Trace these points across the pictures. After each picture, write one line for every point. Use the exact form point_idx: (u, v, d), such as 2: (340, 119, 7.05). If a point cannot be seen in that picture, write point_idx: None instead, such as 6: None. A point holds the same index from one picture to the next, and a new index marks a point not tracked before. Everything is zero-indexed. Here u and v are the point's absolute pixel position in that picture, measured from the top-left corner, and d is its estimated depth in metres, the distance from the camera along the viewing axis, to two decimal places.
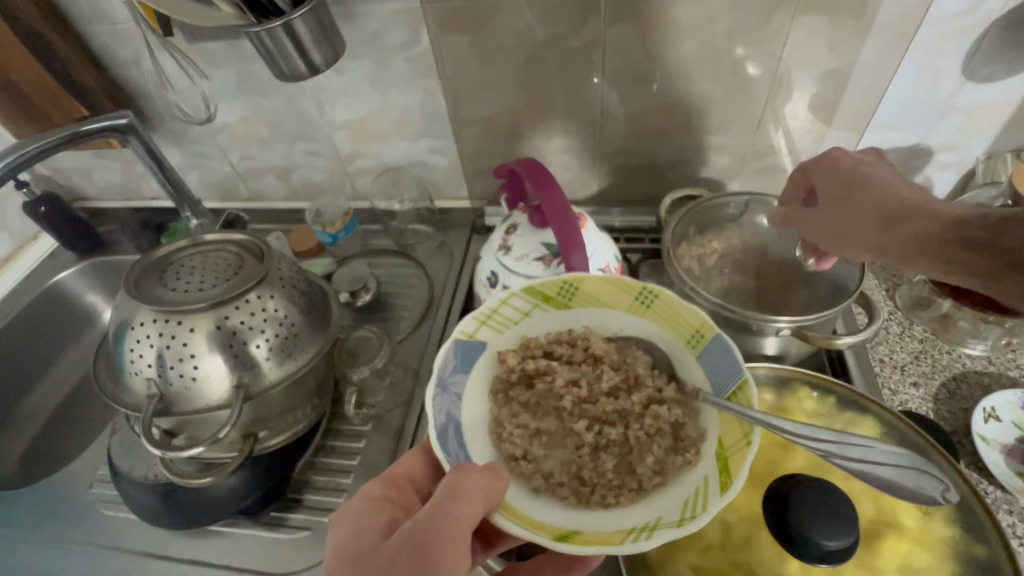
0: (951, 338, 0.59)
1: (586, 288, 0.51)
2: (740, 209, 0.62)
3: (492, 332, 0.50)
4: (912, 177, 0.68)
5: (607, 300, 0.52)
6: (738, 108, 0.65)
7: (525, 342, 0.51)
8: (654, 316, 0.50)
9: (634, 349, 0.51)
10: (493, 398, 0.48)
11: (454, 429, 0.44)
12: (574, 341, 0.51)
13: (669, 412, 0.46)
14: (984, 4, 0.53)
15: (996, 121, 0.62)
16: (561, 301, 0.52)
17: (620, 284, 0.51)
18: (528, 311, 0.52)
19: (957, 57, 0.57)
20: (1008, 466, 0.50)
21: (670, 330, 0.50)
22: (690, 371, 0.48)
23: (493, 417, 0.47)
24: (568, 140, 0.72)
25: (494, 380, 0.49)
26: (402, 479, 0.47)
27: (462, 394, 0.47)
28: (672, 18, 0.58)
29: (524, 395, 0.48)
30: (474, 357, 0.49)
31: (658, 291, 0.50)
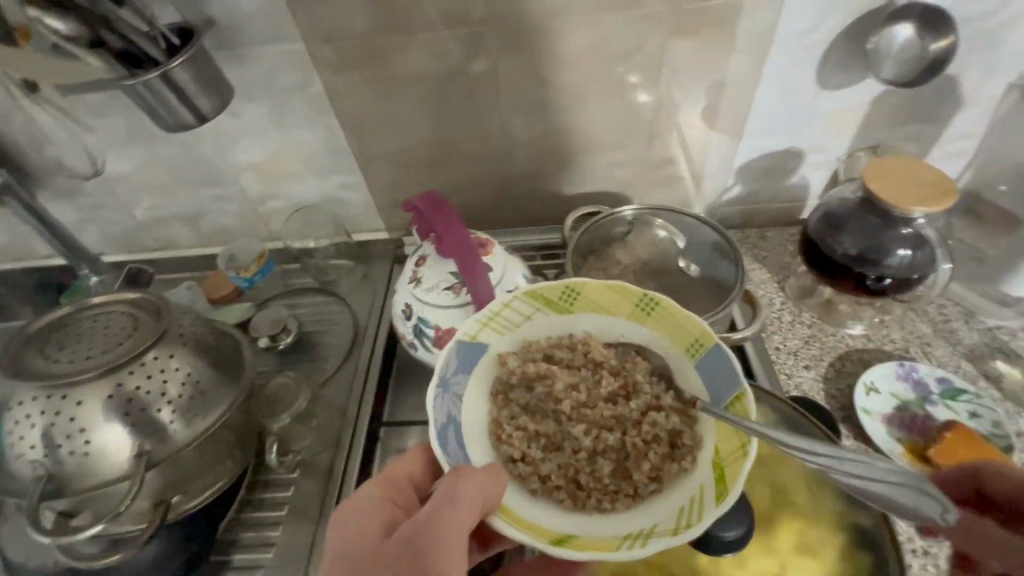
0: (835, 321, 0.65)
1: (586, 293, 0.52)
2: (630, 226, 0.66)
3: (492, 334, 0.51)
4: (791, 177, 0.75)
5: (608, 308, 0.52)
6: (629, 126, 0.70)
7: (525, 344, 0.52)
8: (654, 322, 0.51)
9: (636, 356, 0.51)
10: (494, 400, 0.49)
11: (454, 428, 0.46)
12: (575, 346, 0.52)
13: (667, 419, 0.47)
14: (824, 22, 0.59)
15: (852, 124, 0.69)
16: (563, 305, 0.52)
17: (621, 291, 0.52)
18: (530, 315, 0.52)
19: (810, 69, 0.63)
20: (888, 435, 0.55)
21: (670, 339, 0.50)
22: (686, 376, 0.48)
23: (492, 419, 0.49)
24: (476, 166, 0.74)
25: (495, 381, 0.50)
26: (401, 476, 0.48)
27: (462, 394, 0.48)
28: (555, 48, 0.62)
29: (523, 397, 0.49)
30: (475, 359, 0.50)
31: (658, 299, 0.50)
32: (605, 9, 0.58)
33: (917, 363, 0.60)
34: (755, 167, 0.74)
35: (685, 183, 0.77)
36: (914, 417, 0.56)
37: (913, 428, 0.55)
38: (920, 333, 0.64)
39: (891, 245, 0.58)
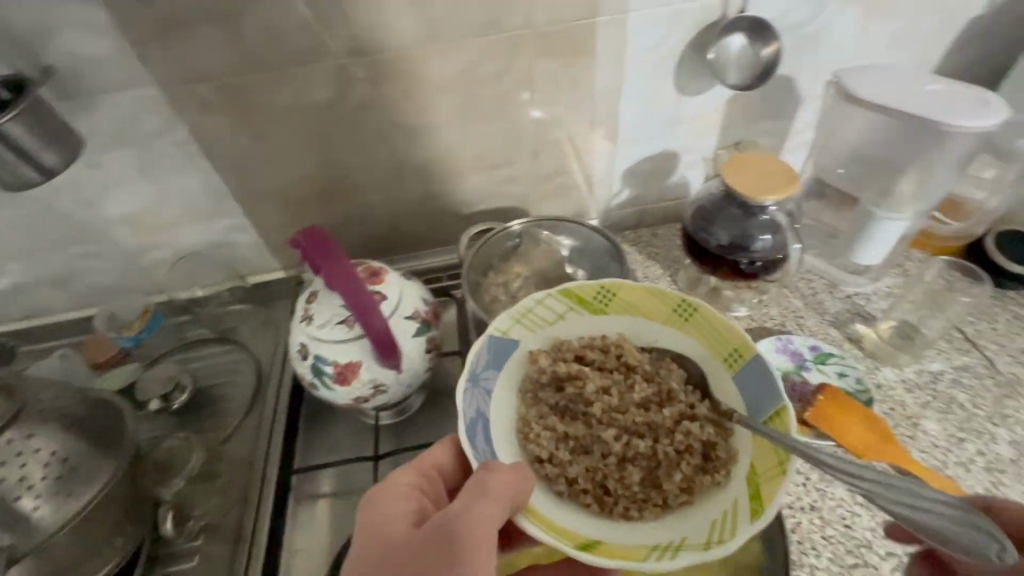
0: (721, 306, 0.71)
1: (622, 294, 0.53)
2: (521, 237, 0.68)
3: (523, 331, 0.53)
4: (672, 177, 0.80)
5: (644, 310, 0.53)
6: (514, 142, 0.72)
7: (556, 343, 0.54)
8: (690, 328, 0.52)
9: (669, 361, 0.53)
10: (522, 397, 0.51)
11: (483, 424, 0.48)
12: (607, 348, 0.53)
13: (701, 430, 0.49)
14: (671, 38, 0.64)
15: (714, 125, 0.74)
16: (598, 305, 0.54)
17: (660, 296, 0.52)
18: (563, 313, 0.54)
19: (668, 78, 0.68)
20: None
21: (707, 346, 0.51)
22: (722, 384, 0.50)
23: (520, 417, 0.50)
24: (369, 195, 0.73)
25: (525, 379, 0.52)
26: (430, 465, 0.48)
27: (492, 390, 0.50)
28: (427, 74, 0.63)
29: (553, 397, 0.51)
30: (507, 354, 0.52)
31: (696, 305, 0.51)
32: (467, 36, 0.61)
33: (792, 335, 0.66)
34: (637, 171, 0.78)
35: (576, 192, 0.80)
36: (795, 385, 0.61)
37: (795, 395, 0.60)
38: (795, 308, 0.70)
39: (753, 233, 0.63)
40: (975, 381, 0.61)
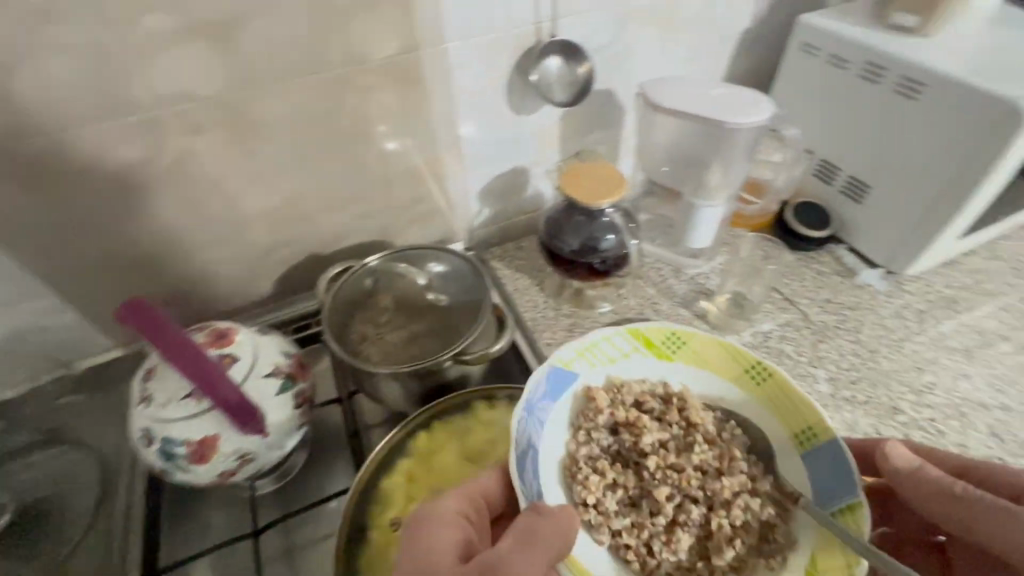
0: (586, 306, 0.76)
1: (690, 344, 0.57)
2: (380, 273, 0.66)
3: (585, 366, 0.56)
4: (527, 191, 0.84)
5: (713, 366, 0.56)
6: (363, 177, 0.71)
7: (614, 383, 0.56)
8: (763, 393, 0.54)
9: (732, 425, 0.54)
10: (574, 432, 0.53)
11: (532, 454, 0.50)
12: (668, 398, 0.55)
13: (761, 509, 0.50)
14: (495, 64, 0.68)
15: (554, 139, 0.80)
16: (664, 350, 0.58)
17: (735, 356, 0.56)
18: (626, 352, 0.58)
19: (501, 100, 0.72)
20: None
21: (779, 418, 0.53)
22: (791, 461, 0.51)
23: (568, 453, 0.53)
24: (212, 251, 0.68)
25: (579, 412, 0.54)
26: (477, 494, 0.49)
27: (544, 419, 0.53)
28: (250, 119, 0.60)
29: (605, 439, 0.53)
30: (562, 386, 0.54)
31: (771, 370, 0.54)
32: (286, 80, 0.59)
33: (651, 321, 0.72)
34: (491, 190, 0.82)
35: (439, 217, 0.81)
36: None
37: None
38: (649, 296, 0.77)
39: (598, 234, 0.69)
40: (795, 334, 0.71)
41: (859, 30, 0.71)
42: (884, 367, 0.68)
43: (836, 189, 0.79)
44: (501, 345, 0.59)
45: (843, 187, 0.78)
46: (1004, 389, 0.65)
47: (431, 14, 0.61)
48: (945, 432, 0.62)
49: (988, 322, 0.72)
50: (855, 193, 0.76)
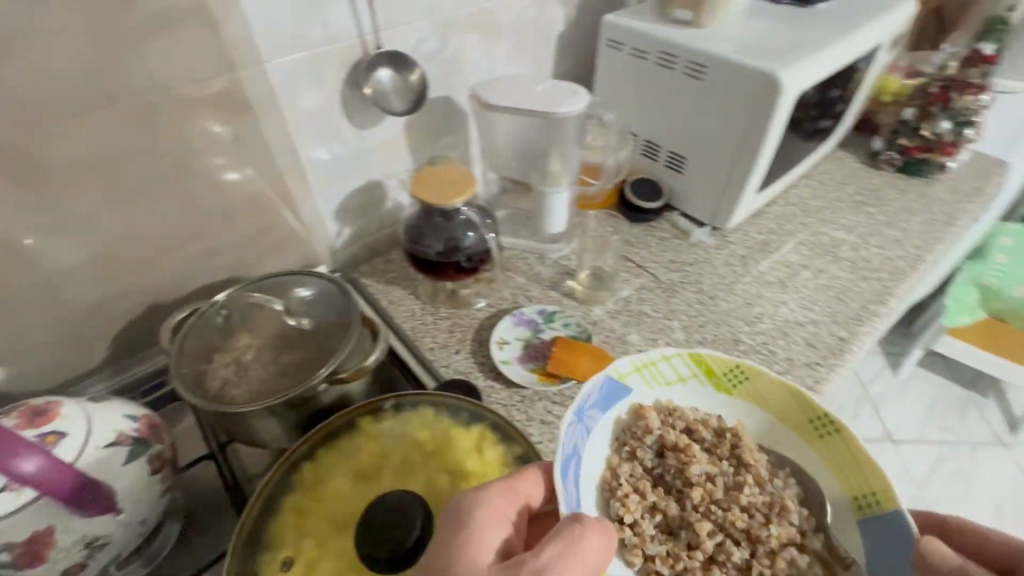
0: (462, 305, 0.78)
1: (754, 379, 0.52)
2: (231, 307, 0.62)
3: (641, 381, 0.52)
4: (387, 204, 0.85)
5: (774, 408, 0.51)
6: (200, 212, 0.66)
7: (666, 404, 0.52)
8: (825, 448, 0.48)
9: (786, 473, 0.50)
10: (614, 447, 0.51)
11: (573, 461, 0.47)
12: (720, 432, 0.51)
13: (808, 566, 0.46)
14: (324, 80, 0.68)
15: (403, 149, 0.81)
16: (725, 382, 0.52)
17: (801, 401, 0.50)
18: (684, 375, 0.53)
19: (339, 116, 0.71)
20: (524, 369, 0.68)
21: (839, 476, 0.47)
22: (845, 527, 0.46)
23: (608, 465, 0.50)
24: (20, 318, 0.59)
25: (625, 425, 0.52)
26: (522, 492, 0.46)
27: (590, 427, 0.50)
28: (38, 161, 0.53)
29: (648, 458, 0.50)
30: (613, 398, 0.51)
31: (838, 425, 0.47)
32: (75, 115, 0.53)
33: (524, 308, 0.77)
34: (349, 207, 0.80)
35: (299, 243, 0.78)
36: (536, 347, 0.71)
37: (538, 354, 0.70)
38: (519, 285, 0.81)
39: (459, 232, 0.71)
40: (649, 294, 0.80)
41: (650, 26, 0.82)
42: (723, 307, 0.78)
43: (661, 163, 0.90)
44: (374, 357, 0.59)
45: (666, 161, 0.89)
46: (813, 306, 0.78)
47: (241, 33, 0.59)
48: (775, 349, 0.72)
49: (793, 256, 0.86)
50: (676, 165, 0.88)
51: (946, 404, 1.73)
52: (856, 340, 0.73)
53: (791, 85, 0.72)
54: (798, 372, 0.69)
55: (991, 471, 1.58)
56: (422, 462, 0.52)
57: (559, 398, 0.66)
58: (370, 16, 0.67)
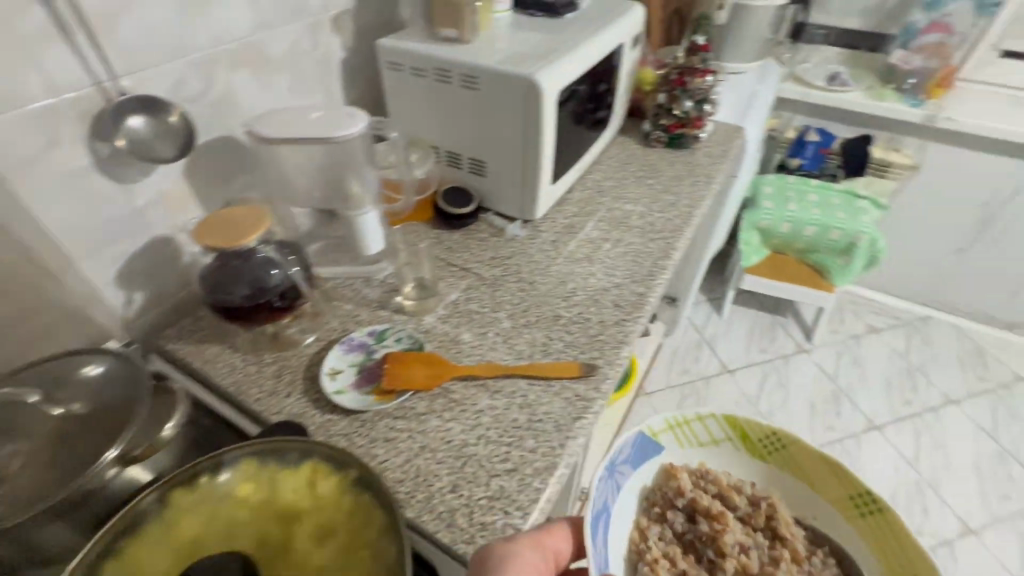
0: (287, 345, 0.75)
1: (793, 449, 0.54)
2: None
3: (675, 440, 0.57)
4: (182, 257, 0.79)
5: (816, 481, 0.52)
6: None
7: (700, 467, 0.57)
8: (868, 528, 0.48)
9: (824, 551, 0.49)
10: (644, 511, 0.56)
11: (603, 516, 0.52)
12: (756, 502, 0.54)
13: None
14: (62, 136, 0.61)
15: (187, 196, 0.76)
16: (761, 450, 0.55)
17: (842, 478, 0.51)
18: (720, 440, 0.57)
19: (92, 172, 0.64)
20: (360, 393, 0.68)
21: (883, 561, 0.47)
22: None
23: (637, 526, 0.54)
24: None
25: (657, 487, 0.56)
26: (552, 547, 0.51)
27: (624, 483, 0.55)
28: None
29: (678, 520, 0.54)
30: (649, 457, 0.57)
31: (879, 503, 0.48)
32: None
33: (354, 333, 0.76)
34: (135, 270, 0.73)
35: (75, 320, 0.68)
36: (370, 368, 0.71)
37: (372, 375, 0.70)
38: (347, 312, 0.80)
39: (262, 272, 0.68)
40: (475, 293, 0.84)
41: (423, 46, 0.87)
42: (542, 289, 0.85)
43: (465, 171, 0.96)
44: (170, 428, 0.56)
45: (469, 168, 0.96)
46: (615, 272, 0.89)
47: None
48: (589, 316, 0.81)
49: (595, 233, 0.98)
50: (479, 170, 0.95)
51: (760, 328, 2.09)
52: (652, 293, 0.85)
53: (549, 85, 0.81)
54: (610, 331, 0.78)
55: (802, 375, 1.93)
56: (249, 519, 0.50)
57: (399, 412, 0.66)
58: (103, 59, 0.61)
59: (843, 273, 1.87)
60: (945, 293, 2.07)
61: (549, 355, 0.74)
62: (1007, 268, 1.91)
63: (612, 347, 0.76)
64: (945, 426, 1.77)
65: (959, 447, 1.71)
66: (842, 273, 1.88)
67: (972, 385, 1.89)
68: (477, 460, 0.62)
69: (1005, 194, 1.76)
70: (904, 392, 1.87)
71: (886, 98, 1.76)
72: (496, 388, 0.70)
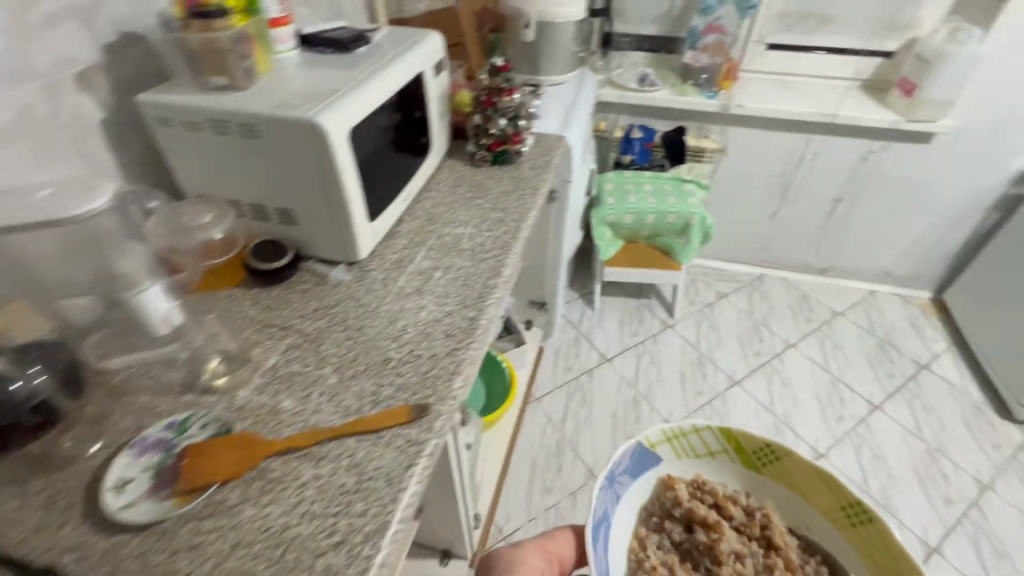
0: (62, 463, 0.63)
1: (786, 462, 0.65)
2: None
3: (671, 453, 0.69)
4: None
5: (806, 492, 0.64)
6: None
7: (694, 477, 0.69)
8: (854, 534, 0.59)
9: (815, 559, 0.61)
10: (642, 521, 0.67)
11: (603, 526, 0.63)
12: (750, 511, 0.65)
13: None
14: None
15: None
16: (756, 462, 0.67)
17: (830, 491, 0.62)
18: (714, 449, 0.70)
19: None
20: (156, 502, 0.59)
21: (868, 561, 0.58)
22: None
23: (636, 534, 0.66)
24: None
25: (654, 502, 0.68)
26: (554, 550, 0.69)
27: (621, 492, 0.67)
28: None
29: (675, 528, 0.64)
30: (649, 467, 0.69)
31: (868, 514, 0.59)
32: None
33: (149, 430, 0.66)
34: None
35: None
36: (167, 468, 0.62)
37: (170, 477, 0.61)
38: (144, 406, 0.70)
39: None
40: (296, 352, 0.78)
41: (193, 98, 0.80)
42: (370, 334, 0.82)
43: (274, 222, 0.90)
44: None
45: (277, 218, 0.90)
46: (446, 300, 0.88)
47: None
48: (421, 352, 0.79)
49: (425, 263, 0.97)
50: (290, 220, 0.89)
51: (628, 315, 2.24)
52: (483, 315, 0.86)
53: (335, 126, 0.78)
54: (442, 363, 0.77)
55: (671, 349, 2.09)
56: None
57: (206, 511, 0.59)
58: None
59: (685, 251, 2.07)
60: (770, 253, 2.38)
61: (379, 403, 0.71)
62: (809, 224, 2.24)
63: (445, 379, 0.74)
64: (789, 369, 2.01)
65: (803, 384, 1.96)
66: (684, 252, 2.07)
67: (804, 328, 2.19)
68: (300, 542, 0.57)
69: (794, 162, 2.07)
70: (754, 347, 2.11)
71: (687, 93, 1.98)
72: (320, 454, 0.65)
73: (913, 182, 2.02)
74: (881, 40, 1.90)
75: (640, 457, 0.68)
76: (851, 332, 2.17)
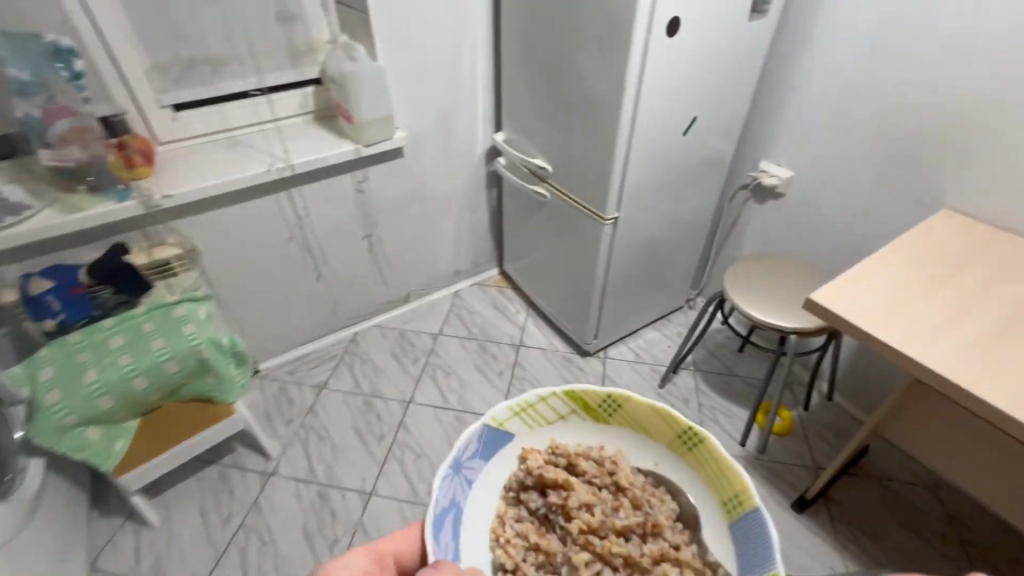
0: None
1: (628, 407, 0.69)
2: None
3: (524, 427, 0.70)
4: None
5: (649, 430, 0.68)
6: None
7: (551, 444, 0.69)
8: (694, 457, 0.65)
9: (663, 489, 0.65)
10: (507, 502, 0.66)
11: (455, 513, 0.63)
12: (601, 458, 0.67)
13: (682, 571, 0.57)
14: None
15: None
16: (602, 413, 0.70)
17: (669, 423, 0.66)
18: (563, 415, 0.71)
19: None
20: None
21: (712, 487, 0.63)
22: (722, 530, 0.60)
23: (500, 510, 0.65)
24: None
25: (513, 477, 0.67)
26: (390, 553, 0.67)
27: (473, 479, 0.67)
28: None
29: (535, 500, 0.65)
30: (502, 444, 0.69)
31: (701, 438, 0.64)
32: None
33: None
34: None
35: None
36: None
37: None
38: None
39: None
40: None
41: None
42: None
43: None
44: None
45: None
46: None
47: None
48: None
49: None
50: None
51: (212, 494, 1.62)
52: None
53: None
54: None
55: (282, 506, 1.59)
56: None
57: None
58: None
59: (225, 388, 1.52)
60: (347, 311, 2.09)
61: None
62: (360, 269, 2.01)
63: None
64: (416, 433, 1.78)
65: (434, 440, 1.76)
66: (225, 390, 1.52)
67: (413, 373, 1.99)
68: None
69: (294, 222, 1.74)
70: (373, 430, 1.79)
71: (82, 206, 1.37)
72: None
73: (420, 192, 1.97)
74: (296, 70, 1.65)
75: (493, 434, 0.68)
76: (454, 347, 2.09)
